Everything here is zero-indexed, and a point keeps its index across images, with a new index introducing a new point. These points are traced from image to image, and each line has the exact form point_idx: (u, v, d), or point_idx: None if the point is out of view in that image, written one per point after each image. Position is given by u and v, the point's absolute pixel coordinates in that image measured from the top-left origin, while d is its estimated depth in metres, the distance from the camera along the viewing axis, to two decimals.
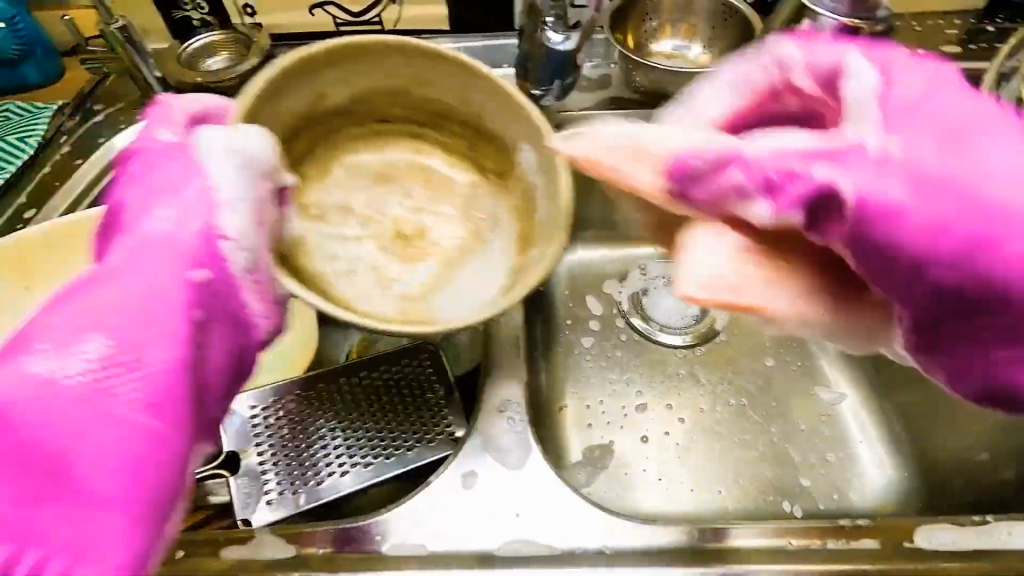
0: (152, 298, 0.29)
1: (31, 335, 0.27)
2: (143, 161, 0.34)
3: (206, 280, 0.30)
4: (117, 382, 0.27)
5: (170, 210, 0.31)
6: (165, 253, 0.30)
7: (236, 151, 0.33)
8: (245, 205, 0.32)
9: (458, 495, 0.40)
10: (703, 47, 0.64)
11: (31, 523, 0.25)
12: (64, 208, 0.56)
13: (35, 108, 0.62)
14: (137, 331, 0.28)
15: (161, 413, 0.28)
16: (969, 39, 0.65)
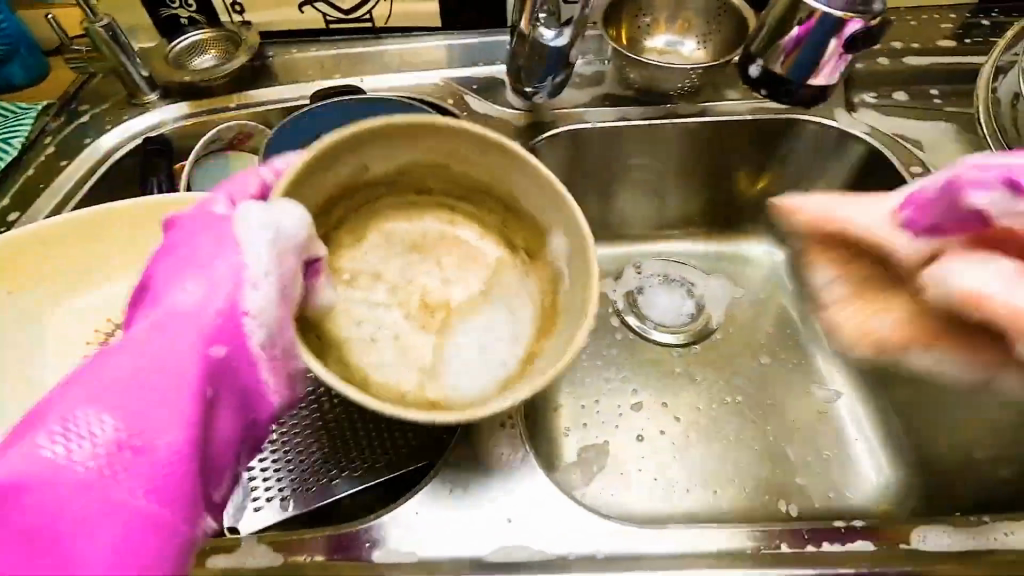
0: (170, 377, 0.30)
1: (48, 412, 0.28)
2: (179, 231, 0.35)
3: (223, 356, 0.31)
4: (129, 468, 0.28)
5: (196, 285, 0.32)
6: (185, 332, 0.31)
7: (271, 223, 0.33)
8: (272, 280, 0.32)
9: (449, 500, 0.40)
10: (697, 44, 0.63)
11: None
12: (50, 210, 0.55)
13: (18, 108, 0.60)
14: (151, 412, 0.29)
15: (169, 500, 0.29)
16: (964, 33, 0.64)
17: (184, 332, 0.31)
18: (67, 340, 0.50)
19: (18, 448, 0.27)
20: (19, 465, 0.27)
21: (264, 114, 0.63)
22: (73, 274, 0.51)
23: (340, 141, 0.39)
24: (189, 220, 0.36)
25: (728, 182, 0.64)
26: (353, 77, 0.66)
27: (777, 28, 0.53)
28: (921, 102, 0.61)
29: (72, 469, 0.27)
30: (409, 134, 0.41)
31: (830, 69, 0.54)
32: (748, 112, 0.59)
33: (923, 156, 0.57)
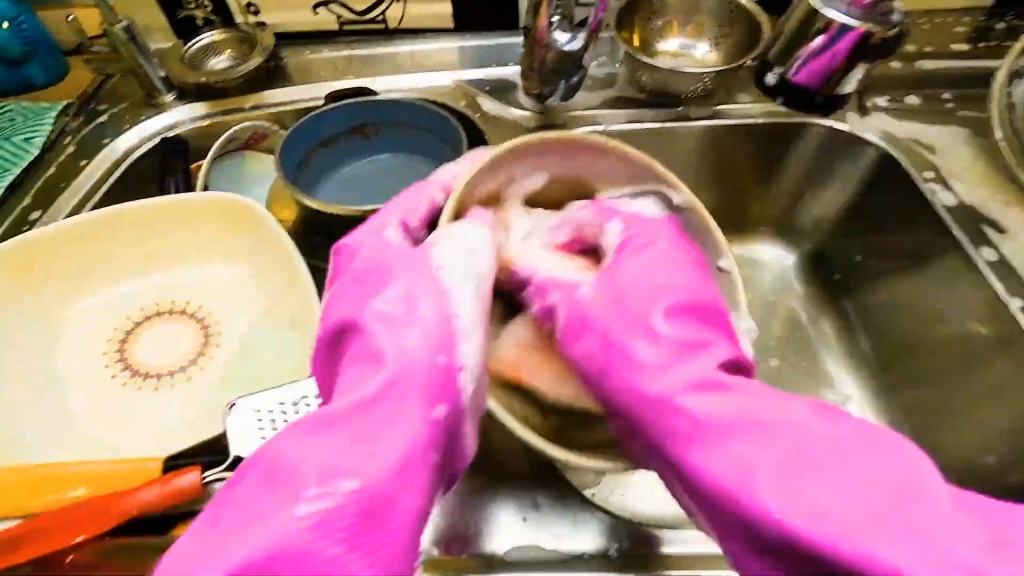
0: (393, 439, 0.29)
1: (297, 471, 0.28)
2: (365, 268, 0.36)
3: (442, 416, 0.31)
4: (367, 535, 0.27)
5: (415, 336, 0.32)
6: (401, 386, 0.30)
7: (469, 266, 0.34)
8: (478, 331, 0.33)
9: (467, 498, 0.42)
10: (709, 46, 0.63)
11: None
12: (69, 209, 0.56)
13: (38, 108, 0.61)
14: (380, 474, 0.28)
15: (397, 566, 0.28)
16: (978, 37, 0.64)
17: (409, 391, 0.30)
18: (92, 338, 0.52)
19: (278, 511, 0.27)
20: (290, 526, 0.26)
21: (279, 114, 0.64)
22: (93, 271, 0.53)
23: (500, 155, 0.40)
24: (367, 253, 0.37)
25: (739, 184, 0.64)
26: (366, 78, 0.66)
27: (795, 36, 0.54)
28: (934, 106, 0.61)
29: (316, 533, 0.27)
30: (557, 147, 0.41)
31: (824, 71, 0.55)
32: (760, 115, 0.59)
33: (934, 159, 0.57)
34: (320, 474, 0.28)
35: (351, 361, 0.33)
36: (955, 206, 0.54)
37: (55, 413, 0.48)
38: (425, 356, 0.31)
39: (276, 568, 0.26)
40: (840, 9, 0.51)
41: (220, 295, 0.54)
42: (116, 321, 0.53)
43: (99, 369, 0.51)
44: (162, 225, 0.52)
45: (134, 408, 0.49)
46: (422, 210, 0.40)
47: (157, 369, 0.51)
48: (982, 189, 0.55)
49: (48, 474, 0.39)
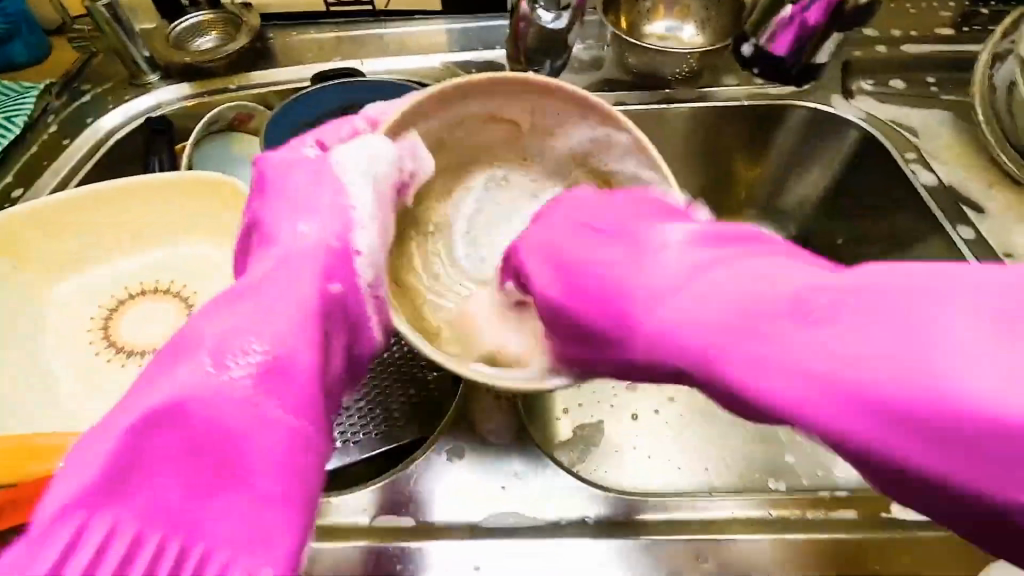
0: (294, 304, 0.32)
1: (200, 339, 0.29)
2: (279, 185, 0.38)
3: (341, 292, 0.35)
4: (277, 384, 0.30)
5: (313, 224, 0.35)
6: (307, 263, 0.34)
7: (371, 167, 0.38)
8: (373, 225, 0.38)
9: (444, 468, 0.42)
10: (695, 29, 0.63)
11: (189, 512, 0.26)
12: (53, 187, 0.56)
13: (20, 87, 0.61)
14: (286, 332, 0.31)
15: (307, 408, 0.30)
16: (963, 22, 0.64)
17: (306, 266, 0.33)
18: (77, 316, 0.52)
19: (179, 373, 0.28)
20: (194, 378, 0.28)
21: (264, 95, 0.63)
22: (79, 250, 0.53)
23: (432, 99, 0.40)
24: (278, 163, 0.39)
25: (725, 165, 0.64)
26: (352, 60, 0.66)
27: (771, 6, 0.56)
28: (917, 89, 0.62)
29: (228, 386, 0.28)
30: (506, 95, 0.42)
31: (785, 41, 0.58)
32: (746, 97, 0.60)
33: (916, 142, 0.58)
34: (223, 339, 0.29)
35: (259, 257, 0.35)
36: (935, 186, 0.55)
37: (42, 389, 0.48)
38: (326, 240, 0.35)
39: (189, 417, 0.27)
40: None
41: (205, 275, 0.54)
42: (101, 300, 0.53)
43: (85, 347, 0.51)
44: (149, 203, 0.53)
45: (121, 384, 0.49)
46: (344, 132, 0.41)
47: (143, 347, 0.51)
48: (961, 170, 0.56)
49: (26, 446, 0.39)
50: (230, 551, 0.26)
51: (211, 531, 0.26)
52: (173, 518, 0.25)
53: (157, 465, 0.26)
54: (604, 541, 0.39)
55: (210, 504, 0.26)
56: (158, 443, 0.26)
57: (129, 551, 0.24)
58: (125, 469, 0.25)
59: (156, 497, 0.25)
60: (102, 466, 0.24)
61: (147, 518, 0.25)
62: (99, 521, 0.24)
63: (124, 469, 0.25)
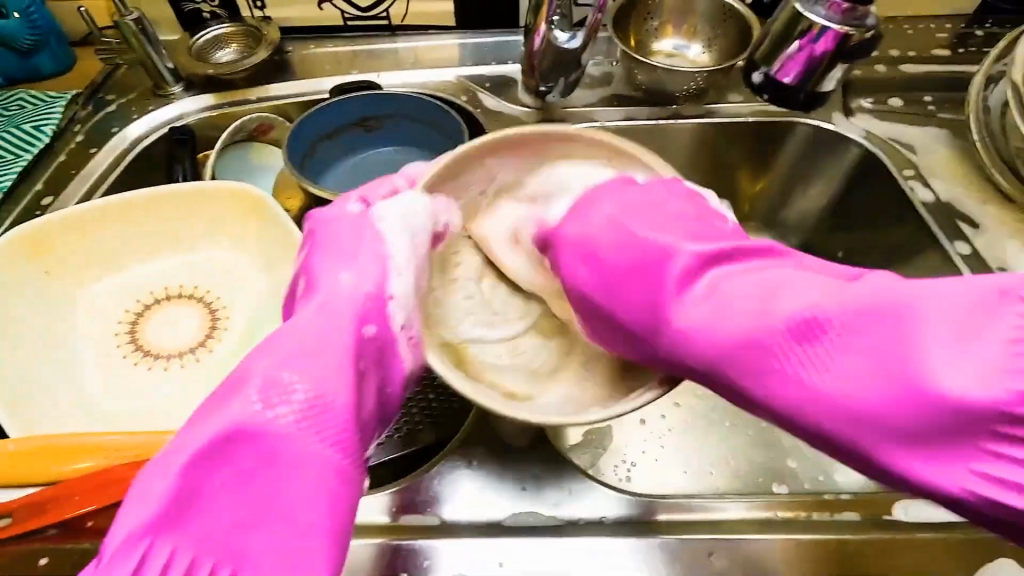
0: (333, 348, 0.35)
1: (246, 378, 0.32)
2: (328, 234, 0.40)
3: (375, 333, 0.37)
4: (314, 424, 0.33)
5: (352, 271, 0.38)
6: (342, 313, 0.36)
7: (408, 226, 0.39)
8: (411, 271, 0.39)
9: (464, 470, 0.45)
10: (702, 48, 0.66)
11: (233, 539, 0.30)
12: (81, 193, 0.58)
13: (48, 96, 0.62)
14: (325, 377, 0.33)
15: (346, 446, 0.33)
16: (958, 43, 0.67)
17: (342, 312, 0.36)
18: (104, 319, 0.54)
19: (229, 409, 0.31)
20: (239, 417, 0.31)
21: (284, 106, 0.65)
22: (107, 254, 0.54)
23: (458, 160, 0.42)
24: (327, 223, 0.41)
25: (729, 179, 0.67)
26: (369, 73, 0.68)
27: (782, 35, 0.55)
28: (916, 108, 0.64)
29: (273, 423, 0.32)
30: (535, 146, 0.44)
31: (795, 66, 0.56)
32: (751, 113, 0.62)
33: (913, 158, 0.60)
34: (267, 384, 0.32)
35: (308, 298, 0.38)
36: (932, 202, 0.57)
37: (71, 389, 0.50)
38: (358, 293, 0.37)
39: (234, 451, 0.31)
40: (819, 13, 0.52)
41: (225, 280, 0.55)
42: (126, 304, 0.54)
43: (111, 350, 0.52)
44: (180, 209, 0.54)
45: (145, 385, 0.51)
46: (382, 190, 0.42)
47: (167, 350, 0.52)
48: (958, 186, 0.58)
49: (60, 447, 0.40)
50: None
51: (254, 558, 0.30)
52: (218, 543, 0.30)
53: (211, 493, 0.30)
54: (618, 540, 0.41)
55: (252, 531, 0.30)
56: (211, 477, 0.30)
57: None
58: (184, 499, 0.29)
59: (212, 519, 0.30)
60: (164, 500, 0.29)
61: (201, 542, 0.29)
62: (162, 547, 0.28)
63: (186, 501, 0.29)
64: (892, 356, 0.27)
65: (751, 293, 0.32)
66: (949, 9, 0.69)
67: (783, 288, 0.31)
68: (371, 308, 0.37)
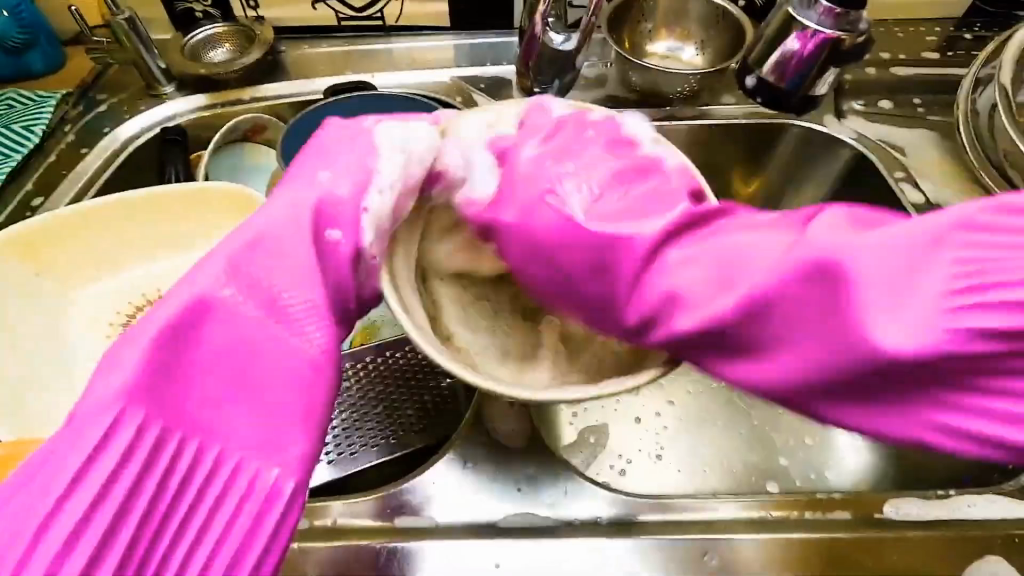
0: (300, 239, 0.32)
1: (216, 260, 0.30)
2: (319, 145, 0.38)
3: (338, 238, 0.33)
4: (280, 314, 0.30)
5: (329, 174, 0.35)
6: (304, 208, 0.33)
7: (404, 146, 0.36)
8: (394, 189, 0.35)
9: (458, 471, 0.44)
10: (696, 50, 0.66)
11: (204, 420, 0.27)
12: (72, 195, 0.57)
13: (38, 96, 0.62)
14: (288, 273, 0.31)
15: (321, 341, 0.31)
16: (948, 46, 0.68)
17: (303, 203, 0.33)
18: (94, 320, 0.53)
19: (197, 285, 0.29)
20: (208, 293, 0.29)
21: (277, 107, 0.65)
22: (101, 254, 0.54)
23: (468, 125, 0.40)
24: (330, 133, 0.38)
25: (723, 180, 0.67)
26: (364, 73, 0.67)
27: (773, 41, 0.55)
28: (905, 110, 0.64)
29: (241, 311, 0.29)
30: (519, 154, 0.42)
31: (802, 45, 0.54)
32: (742, 116, 0.62)
33: (904, 160, 0.61)
34: (235, 267, 0.30)
35: (270, 198, 0.35)
36: (923, 204, 0.58)
37: (68, 390, 0.49)
38: (327, 194, 0.34)
39: (204, 327, 0.28)
40: (813, 18, 0.52)
41: None
42: (118, 307, 0.54)
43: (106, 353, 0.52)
44: (175, 210, 0.54)
45: None
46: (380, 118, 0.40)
47: None
48: (948, 189, 0.59)
49: None
50: (240, 456, 0.27)
51: (236, 441, 0.27)
52: (187, 420, 0.27)
53: (188, 370, 0.27)
54: (615, 541, 0.41)
55: (230, 413, 0.28)
56: (186, 357, 0.27)
57: (148, 458, 0.25)
58: (157, 374, 0.26)
59: (185, 395, 0.27)
60: (136, 370, 0.26)
61: (170, 419, 0.26)
62: (130, 421, 0.25)
63: (160, 379, 0.26)
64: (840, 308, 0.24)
65: (704, 272, 0.29)
66: (939, 12, 0.69)
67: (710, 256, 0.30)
68: (338, 206, 0.34)
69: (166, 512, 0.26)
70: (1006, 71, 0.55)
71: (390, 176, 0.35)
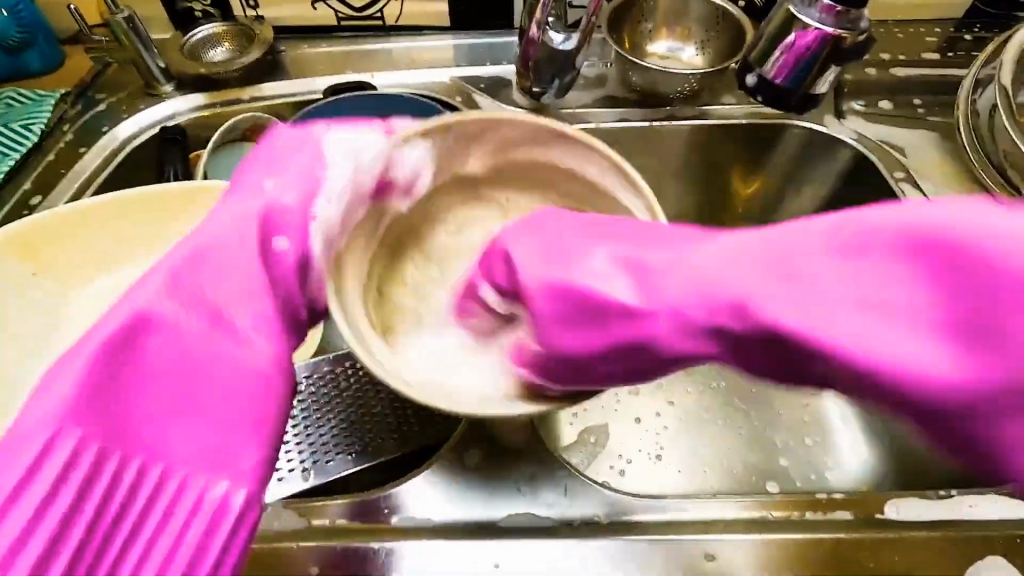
0: (244, 249, 0.34)
1: (157, 277, 0.31)
2: (271, 149, 0.40)
3: (285, 246, 0.35)
4: (223, 326, 0.32)
5: (275, 182, 0.37)
6: (248, 217, 0.35)
7: (353, 154, 0.39)
8: (339, 195, 0.37)
9: (457, 471, 0.44)
10: (696, 50, 0.66)
11: (147, 432, 0.29)
12: (71, 194, 0.57)
13: (37, 95, 0.62)
14: (231, 286, 0.33)
15: (267, 353, 0.32)
16: (948, 47, 0.68)
17: (249, 214, 0.35)
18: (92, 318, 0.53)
19: (137, 303, 0.30)
20: (148, 309, 0.30)
21: (277, 107, 0.65)
22: (100, 253, 0.54)
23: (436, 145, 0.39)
24: (286, 137, 0.40)
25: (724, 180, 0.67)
26: (364, 73, 0.67)
27: (775, 37, 0.55)
28: (905, 111, 0.64)
29: (183, 327, 0.31)
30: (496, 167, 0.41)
31: (785, 63, 0.56)
32: (743, 116, 0.62)
33: (904, 160, 0.61)
34: (175, 280, 0.31)
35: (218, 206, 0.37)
36: None
37: None
38: (273, 201, 0.36)
39: (143, 344, 0.30)
40: (813, 15, 0.52)
41: None
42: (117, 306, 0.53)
43: None
44: (174, 207, 0.54)
45: None
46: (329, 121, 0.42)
47: None
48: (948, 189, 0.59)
49: None
50: (186, 469, 0.29)
51: (178, 449, 0.29)
52: (129, 434, 0.29)
53: (128, 387, 0.29)
54: (616, 542, 0.41)
55: (172, 425, 0.30)
56: (127, 373, 0.29)
57: (91, 472, 0.27)
58: (98, 393, 0.28)
59: (127, 411, 0.29)
60: (76, 390, 0.27)
61: (108, 436, 0.28)
62: (69, 440, 0.27)
63: (102, 397, 0.28)
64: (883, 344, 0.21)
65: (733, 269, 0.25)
66: (939, 12, 0.69)
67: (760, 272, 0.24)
68: (283, 214, 0.36)
69: (112, 522, 0.27)
70: (1005, 72, 0.55)
71: (334, 185, 0.38)
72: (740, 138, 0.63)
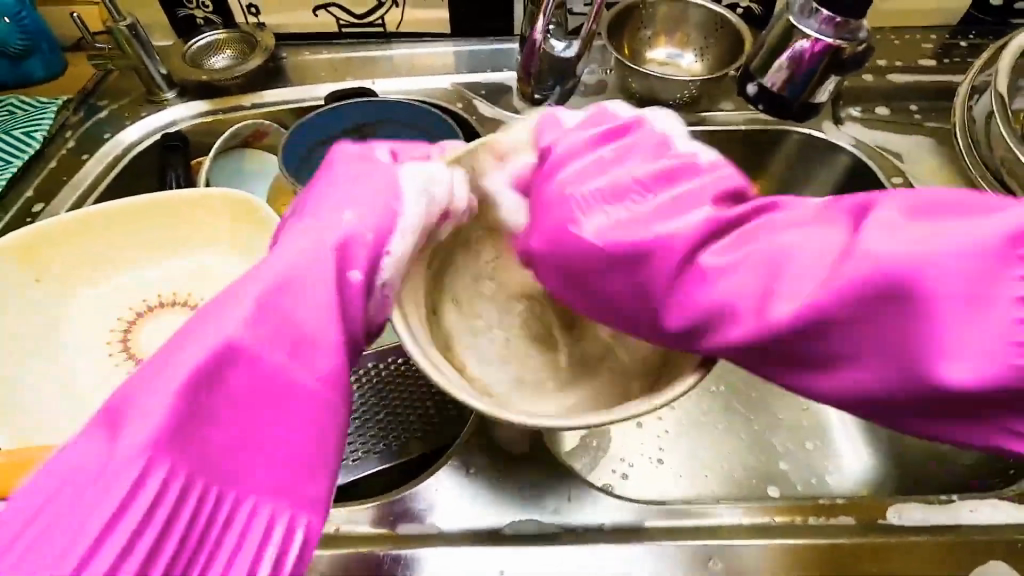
0: (320, 269, 0.31)
1: (234, 303, 0.28)
2: (333, 176, 0.37)
3: (357, 279, 0.32)
4: (305, 356, 0.29)
5: (352, 212, 0.33)
6: (324, 244, 0.32)
7: (428, 187, 0.36)
8: (411, 231, 0.35)
9: (461, 477, 0.44)
10: (694, 57, 0.67)
11: (224, 470, 0.26)
12: (73, 201, 0.57)
13: (39, 102, 0.62)
14: (311, 311, 0.30)
15: (339, 385, 0.30)
16: (944, 53, 0.68)
17: (317, 238, 0.32)
18: (95, 325, 0.53)
19: (213, 333, 0.27)
20: (228, 342, 0.27)
21: (278, 114, 0.65)
22: (103, 260, 0.54)
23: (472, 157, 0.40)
24: (347, 167, 0.37)
25: None
26: (364, 79, 0.68)
27: (775, 48, 0.56)
28: (902, 117, 0.65)
29: (263, 358, 0.28)
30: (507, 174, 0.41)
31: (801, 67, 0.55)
32: (742, 122, 0.63)
33: (901, 166, 0.61)
34: (258, 309, 0.28)
35: (285, 232, 0.34)
36: None
37: (66, 397, 0.49)
38: (347, 230, 0.33)
39: (228, 373, 0.26)
40: (813, 26, 0.53)
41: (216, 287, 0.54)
42: (119, 313, 0.53)
43: (104, 358, 0.51)
44: (186, 213, 0.54)
45: None
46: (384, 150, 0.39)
47: None
48: None
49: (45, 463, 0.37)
50: (256, 509, 0.26)
51: (255, 481, 0.26)
52: (209, 473, 0.25)
53: (209, 423, 0.26)
54: (619, 547, 0.41)
55: (252, 459, 0.26)
56: (208, 403, 0.26)
57: (174, 508, 0.24)
58: (182, 424, 0.24)
59: (203, 448, 0.25)
60: (161, 424, 0.24)
61: (191, 475, 0.24)
62: (157, 472, 0.23)
63: (182, 429, 0.24)
64: (897, 334, 0.25)
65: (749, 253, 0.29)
66: (936, 19, 0.70)
67: (752, 240, 0.29)
68: (352, 247, 0.32)
69: (190, 559, 0.24)
70: (1001, 79, 0.56)
71: (407, 221, 0.35)
72: (739, 144, 0.64)
